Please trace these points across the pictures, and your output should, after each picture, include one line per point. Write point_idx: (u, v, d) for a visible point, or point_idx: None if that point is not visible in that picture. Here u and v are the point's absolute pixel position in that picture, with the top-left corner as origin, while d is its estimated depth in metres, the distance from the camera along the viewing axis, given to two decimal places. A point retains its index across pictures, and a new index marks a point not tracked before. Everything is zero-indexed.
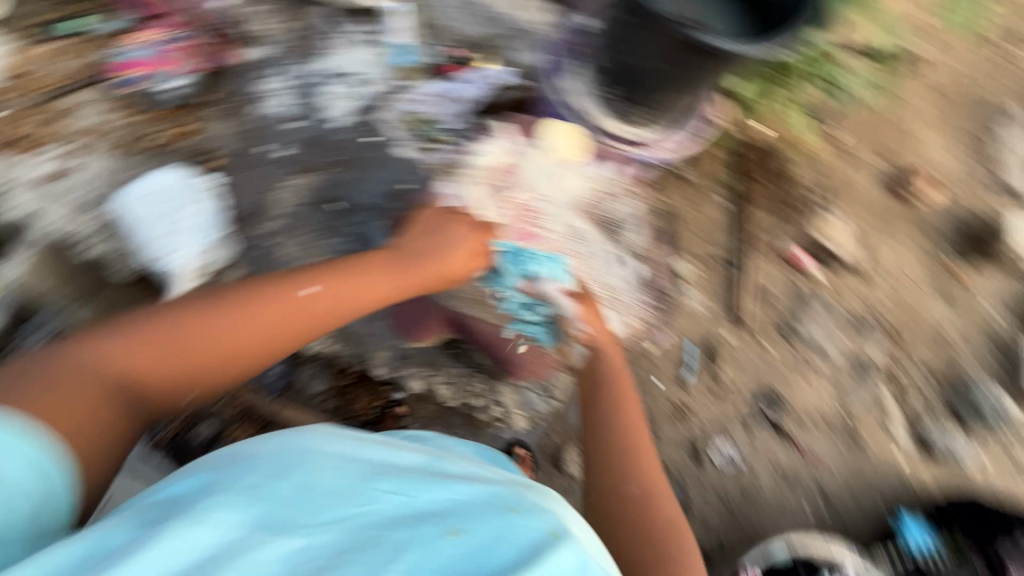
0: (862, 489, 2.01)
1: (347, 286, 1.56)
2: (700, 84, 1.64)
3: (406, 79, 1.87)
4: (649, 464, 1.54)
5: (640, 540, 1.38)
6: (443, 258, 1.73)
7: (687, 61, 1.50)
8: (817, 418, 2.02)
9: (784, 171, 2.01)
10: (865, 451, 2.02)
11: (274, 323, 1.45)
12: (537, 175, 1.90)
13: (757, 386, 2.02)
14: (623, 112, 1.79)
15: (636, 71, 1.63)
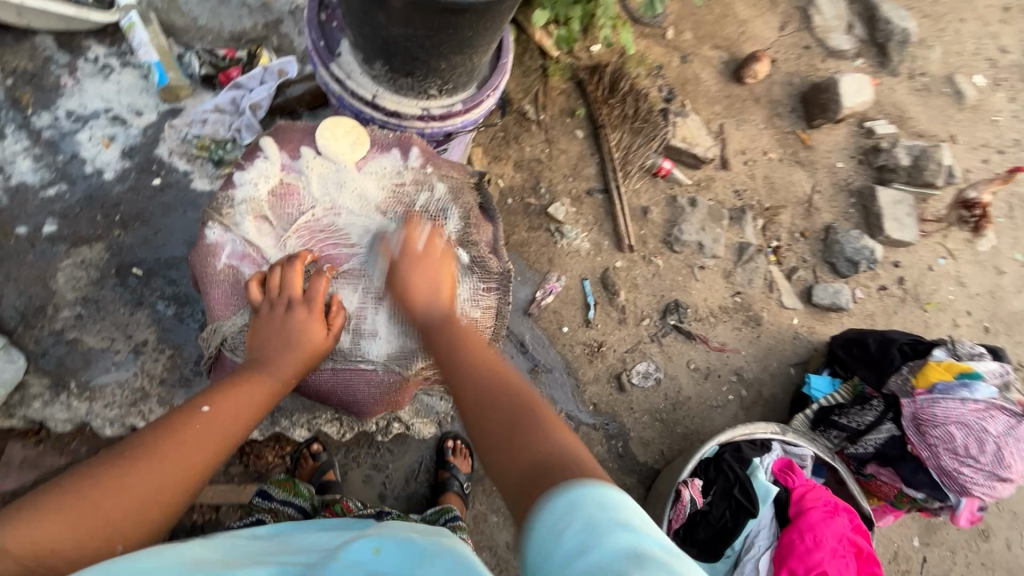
0: (770, 358, 2.22)
1: (248, 385, 1.06)
2: (484, 45, 1.24)
3: (176, 99, 1.59)
4: (504, 383, 0.99)
5: (485, 401, 0.97)
6: (294, 340, 1.13)
7: (449, 25, 1.12)
8: (713, 306, 2.17)
9: (631, 87, 2.18)
10: (761, 324, 2.23)
11: (201, 447, 0.95)
12: (324, 185, 1.34)
13: (656, 301, 2.09)
14: (418, 89, 1.34)
15: (398, 45, 1.20)
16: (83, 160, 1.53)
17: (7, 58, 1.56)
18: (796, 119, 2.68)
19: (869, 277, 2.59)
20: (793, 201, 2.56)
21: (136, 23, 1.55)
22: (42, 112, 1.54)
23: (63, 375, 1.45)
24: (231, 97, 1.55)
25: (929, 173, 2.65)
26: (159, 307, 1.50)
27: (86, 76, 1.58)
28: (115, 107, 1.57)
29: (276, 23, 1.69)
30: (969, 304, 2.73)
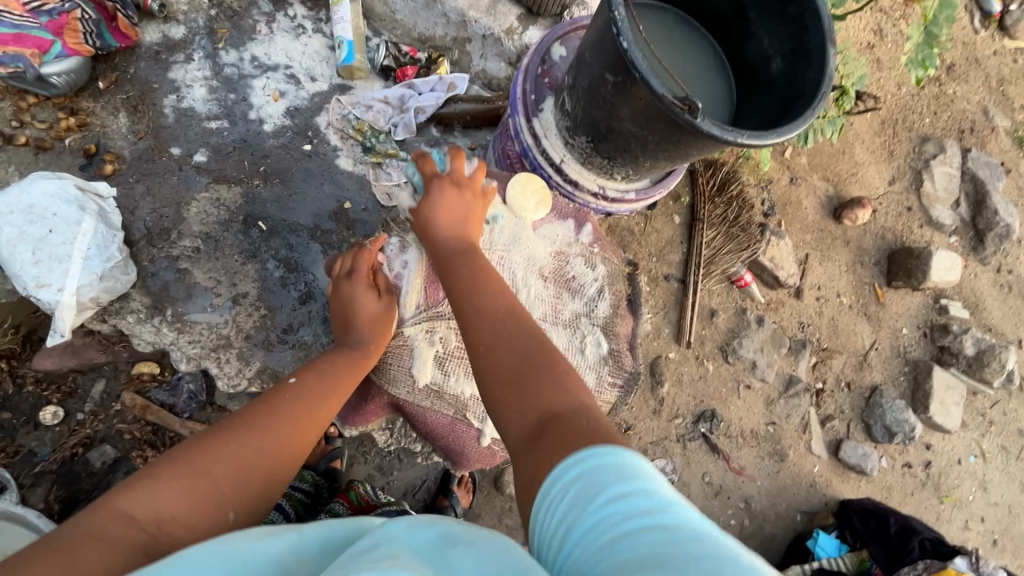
0: (782, 496, 2.18)
1: (338, 369, 1.22)
2: (691, 161, 1.32)
3: (350, 78, 1.66)
4: (518, 364, 0.98)
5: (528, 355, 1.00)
6: (372, 328, 1.27)
7: (679, 142, 1.20)
8: (746, 429, 2.15)
9: (740, 193, 2.21)
10: (785, 460, 2.20)
11: (292, 423, 1.09)
12: (501, 236, 1.39)
13: (694, 404, 2.08)
14: (604, 170, 1.42)
15: (620, 136, 1.28)
16: (251, 107, 1.58)
17: None
18: (878, 273, 2.67)
19: (898, 450, 2.55)
20: (850, 350, 2.54)
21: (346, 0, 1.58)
22: (230, 50, 1.60)
23: (163, 302, 1.43)
24: (401, 95, 1.65)
25: (989, 370, 2.62)
26: (269, 266, 1.50)
27: (281, 31, 1.64)
28: (295, 67, 1.64)
29: (465, 40, 1.74)
30: (984, 510, 2.66)
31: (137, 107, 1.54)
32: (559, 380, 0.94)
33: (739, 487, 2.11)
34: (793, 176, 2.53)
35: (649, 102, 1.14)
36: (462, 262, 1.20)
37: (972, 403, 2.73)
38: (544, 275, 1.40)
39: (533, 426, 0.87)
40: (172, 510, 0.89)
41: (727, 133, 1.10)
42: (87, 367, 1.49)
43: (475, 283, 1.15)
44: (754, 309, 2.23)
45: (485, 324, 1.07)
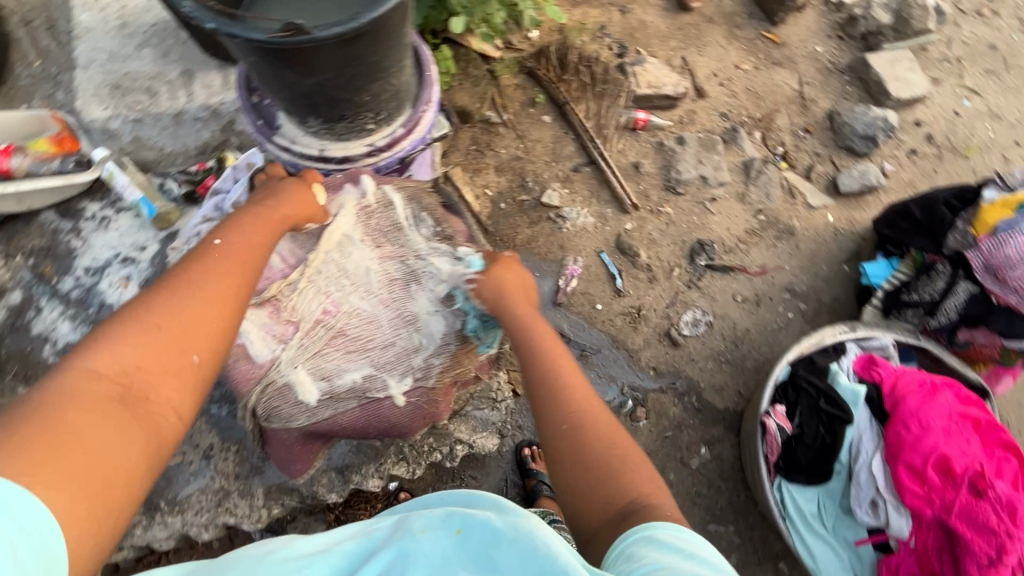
0: (815, 262, 2.11)
1: (237, 252, 0.96)
2: (397, 63, 1.13)
3: (170, 224, 1.52)
4: (593, 441, 0.91)
5: (575, 422, 0.94)
6: (286, 202, 1.08)
7: (353, 59, 1.01)
8: (740, 234, 2.10)
9: (581, 56, 2.20)
10: (795, 232, 2.14)
11: (227, 280, 0.92)
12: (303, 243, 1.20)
13: (680, 248, 2.04)
14: (355, 129, 1.25)
15: (315, 95, 1.08)
16: (110, 307, 1.45)
17: (22, 241, 1.51)
18: (758, 23, 2.58)
19: (894, 147, 2.43)
20: (784, 102, 2.46)
21: (114, 169, 1.49)
22: (64, 277, 1.47)
23: (152, 497, 1.35)
24: (215, 204, 1.33)
25: (915, 20, 2.50)
26: (215, 410, 1.40)
27: (90, 231, 1.52)
28: (122, 248, 1.50)
29: (229, 122, 1.63)
30: (1012, 134, 2.51)
31: (26, 378, 1.38)
32: (614, 478, 0.87)
33: (772, 284, 2.06)
34: (621, 5, 2.48)
35: (278, 57, 0.94)
36: (547, 359, 1.02)
37: (927, 57, 2.60)
38: (361, 240, 1.21)
39: (616, 517, 0.83)
40: (139, 362, 0.79)
41: (352, 21, 0.91)
42: None
43: (552, 394, 0.98)
44: (668, 135, 2.19)
45: (572, 446, 0.91)
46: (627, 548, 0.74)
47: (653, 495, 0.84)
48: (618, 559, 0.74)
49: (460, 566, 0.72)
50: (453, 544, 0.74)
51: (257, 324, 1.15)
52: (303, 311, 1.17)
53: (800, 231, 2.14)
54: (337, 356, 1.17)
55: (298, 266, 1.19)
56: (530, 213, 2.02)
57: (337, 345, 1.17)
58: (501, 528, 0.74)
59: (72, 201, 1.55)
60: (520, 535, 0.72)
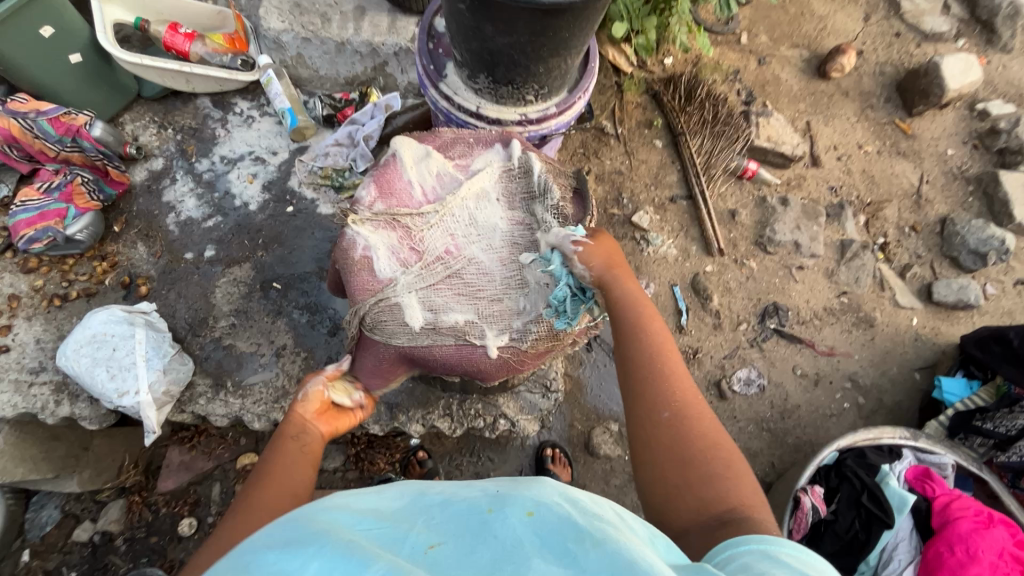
0: (887, 362, 2.03)
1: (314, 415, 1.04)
2: (579, 45, 1.19)
3: (303, 139, 1.65)
4: (693, 440, 0.83)
5: (675, 414, 0.86)
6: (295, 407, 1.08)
7: (548, 29, 1.07)
8: (817, 309, 2.04)
9: (709, 93, 2.20)
10: (875, 325, 2.07)
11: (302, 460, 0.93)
12: (446, 186, 1.24)
13: (753, 305, 2.01)
14: (515, 96, 1.31)
15: (501, 55, 1.17)
16: (233, 196, 1.58)
17: (177, 119, 1.67)
18: (894, 109, 2.51)
19: (1002, 271, 2.30)
20: (899, 194, 2.37)
21: (273, 77, 1.63)
22: (202, 159, 1.61)
23: (222, 376, 1.39)
24: (347, 131, 1.57)
25: None
26: (295, 315, 1.45)
27: (235, 127, 1.66)
28: (257, 149, 1.63)
29: (383, 64, 1.71)
30: None
31: (148, 234, 1.54)
32: (707, 484, 0.79)
33: (836, 368, 2.00)
34: (761, 56, 2.46)
35: (492, 9, 1.05)
36: (652, 350, 0.93)
37: None
38: (497, 198, 1.24)
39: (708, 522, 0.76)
40: (249, 541, 0.77)
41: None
42: (201, 477, 1.67)
43: (643, 392, 0.90)
44: (773, 193, 2.16)
45: (662, 447, 0.84)
46: (739, 559, 0.61)
47: (754, 511, 0.76)
48: (727, 566, 0.62)
49: (533, 552, 0.55)
50: (523, 526, 0.59)
51: (385, 241, 1.20)
52: (428, 245, 1.20)
53: (880, 325, 2.07)
54: (450, 295, 1.20)
55: (436, 204, 1.23)
56: (615, 227, 2.04)
57: (450, 284, 1.20)
58: (584, 524, 0.60)
59: (225, 95, 1.70)
60: (605, 539, 0.58)
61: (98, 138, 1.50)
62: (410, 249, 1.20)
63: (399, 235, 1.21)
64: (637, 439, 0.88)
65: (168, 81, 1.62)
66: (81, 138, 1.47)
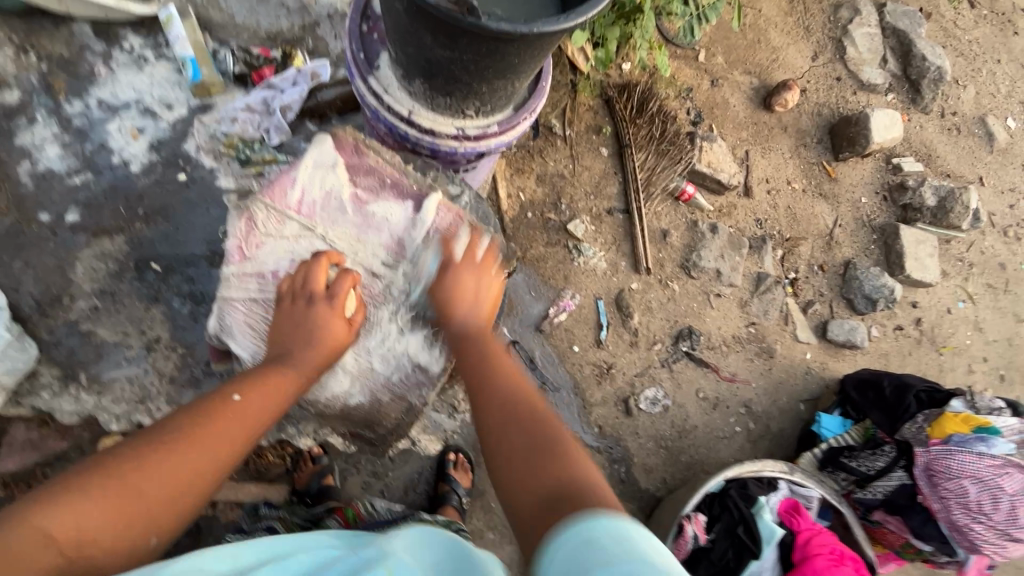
0: (780, 393, 2.16)
1: (275, 377, 1.04)
2: (527, 72, 1.12)
3: (208, 95, 1.55)
4: (530, 416, 0.95)
5: (514, 408, 0.97)
6: (317, 337, 1.11)
7: (496, 52, 1.00)
8: (727, 337, 2.13)
9: (661, 108, 2.17)
10: (774, 357, 2.18)
11: (228, 440, 0.92)
12: (325, 207, 1.28)
13: (669, 326, 2.06)
14: (454, 108, 1.21)
15: (441, 67, 1.08)
16: (111, 151, 1.49)
17: (44, 43, 1.52)
18: (823, 151, 2.63)
19: (886, 316, 2.52)
20: (815, 233, 2.51)
21: (175, 16, 1.52)
22: (74, 100, 1.49)
23: (75, 368, 1.37)
24: (263, 98, 1.53)
25: (954, 215, 2.57)
26: (175, 304, 1.44)
27: (121, 67, 1.54)
28: (146, 99, 1.53)
29: (314, 24, 1.64)
30: (985, 350, 2.62)
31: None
32: (548, 460, 0.86)
33: (736, 393, 2.11)
34: (713, 78, 2.47)
35: (433, 22, 0.97)
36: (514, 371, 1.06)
37: (948, 251, 2.69)
38: (371, 255, 1.28)
39: (548, 493, 0.82)
40: (97, 526, 0.77)
41: (523, 26, 0.93)
42: (53, 457, 1.40)
43: (483, 377, 1.05)
44: (704, 218, 2.20)
45: (497, 442, 0.93)
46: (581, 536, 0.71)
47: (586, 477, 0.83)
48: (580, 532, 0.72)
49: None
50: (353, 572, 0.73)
51: (246, 237, 1.24)
52: (261, 260, 1.23)
53: (778, 357, 2.19)
54: (242, 320, 1.21)
55: (304, 219, 1.26)
56: (550, 231, 2.00)
57: (250, 309, 1.22)
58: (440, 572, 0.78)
59: (112, 26, 1.56)
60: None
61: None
62: (242, 248, 1.23)
63: (246, 229, 1.23)
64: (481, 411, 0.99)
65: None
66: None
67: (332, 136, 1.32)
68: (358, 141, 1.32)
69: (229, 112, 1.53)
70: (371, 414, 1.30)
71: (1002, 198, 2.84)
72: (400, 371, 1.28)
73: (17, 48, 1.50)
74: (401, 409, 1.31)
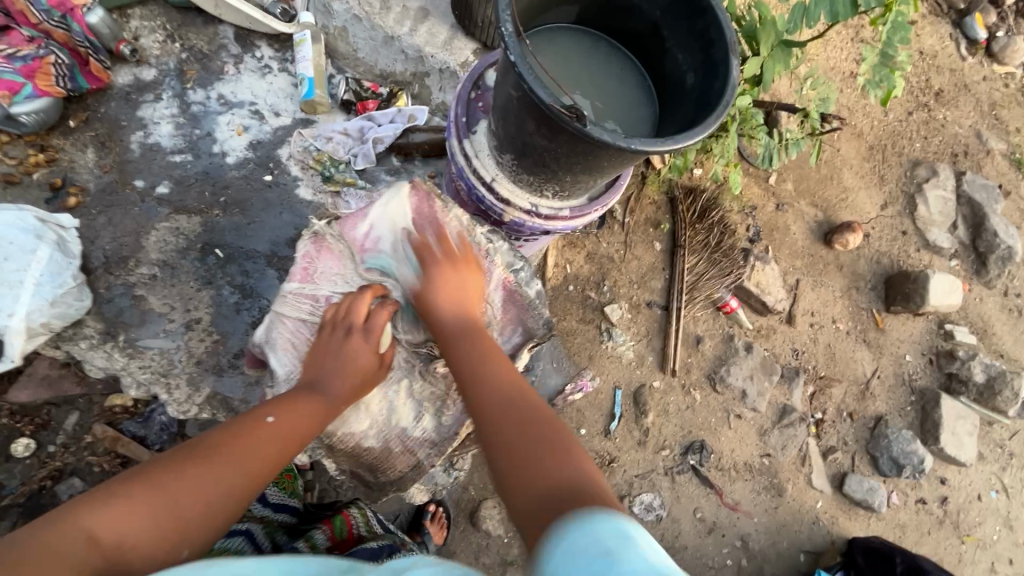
0: (781, 537, 2.03)
1: (309, 405, 1.07)
2: (611, 174, 1.18)
3: (313, 113, 1.68)
4: (522, 401, 0.98)
5: (509, 405, 0.98)
6: (354, 368, 1.14)
7: (589, 153, 1.07)
8: (739, 462, 2.05)
9: (722, 219, 2.19)
10: (784, 498, 2.07)
11: (265, 458, 0.96)
12: (386, 248, 1.31)
13: (682, 435, 2.00)
14: (533, 187, 1.27)
15: (534, 151, 1.15)
16: (215, 141, 1.61)
17: (189, 36, 1.69)
18: (875, 298, 2.59)
19: (910, 485, 2.38)
20: (851, 378, 2.43)
21: (307, 39, 1.64)
22: (199, 90, 1.64)
23: (117, 327, 1.43)
24: (360, 126, 1.65)
25: (1001, 399, 2.45)
26: (225, 292, 1.50)
27: (247, 70, 1.69)
28: (260, 103, 1.67)
29: (424, 74, 1.72)
30: (1012, 551, 2.42)
31: (103, 144, 1.58)
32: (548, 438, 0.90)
33: (735, 523, 2.00)
34: (779, 202, 2.51)
35: (541, 115, 1.05)
36: (507, 374, 1.05)
37: (988, 434, 2.55)
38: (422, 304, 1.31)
39: (550, 497, 0.79)
40: (124, 534, 0.79)
41: (623, 141, 0.99)
42: (62, 399, 1.47)
43: (469, 367, 1.07)
44: (741, 334, 2.17)
45: (489, 401, 0.99)
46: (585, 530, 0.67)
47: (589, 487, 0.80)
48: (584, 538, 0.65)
49: None
50: None
51: (314, 257, 1.32)
52: (318, 285, 1.29)
53: (789, 497, 2.07)
54: (286, 338, 1.26)
55: (365, 253, 1.32)
56: (586, 309, 2.01)
57: (296, 329, 1.27)
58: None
59: (251, 34, 1.72)
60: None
61: (91, 25, 1.55)
62: (305, 270, 1.31)
63: (313, 252, 1.32)
64: (476, 423, 0.98)
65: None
66: (73, 17, 1.52)
67: (411, 181, 1.38)
68: (432, 191, 1.36)
69: (325, 129, 1.65)
70: (382, 459, 1.34)
71: None
72: (422, 429, 1.33)
73: (165, 34, 1.68)
74: (409, 464, 1.36)
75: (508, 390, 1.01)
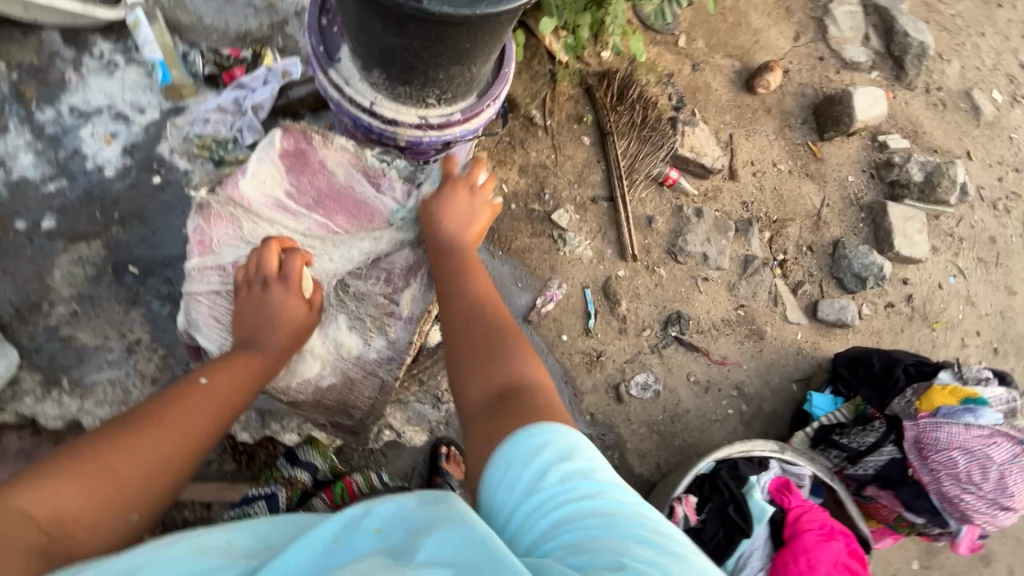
0: (771, 374, 2.16)
1: (243, 364, 1.10)
2: (483, 56, 1.13)
3: (180, 98, 1.57)
4: (497, 320, 1.06)
5: (471, 319, 1.06)
6: (281, 322, 1.16)
7: (445, 37, 1.02)
8: (717, 320, 2.14)
9: (641, 94, 2.15)
10: (765, 339, 2.19)
11: (204, 417, 1.00)
12: (276, 197, 1.31)
13: (657, 312, 2.07)
14: (415, 98, 1.23)
15: (394, 55, 1.10)
16: (85, 157, 1.51)
17: (13, 52, 1.54)
18: (808, 131, 2.62)
19: (877, 293, 2.52)
20: (802, 214, 2.51)
21: (142, 19, 1.54)
22: (46, 107, 1.51)
23: (57, 372, 1.39)
24: (234, 97, 1.55)
25: (942, 190, 2.55)
26: (155, 306, 1.46)
27: (91, 72, 1.56)
28: (118, 104, 1.55)
29: (282, 22, 1.67)
30: (977, 324, 2.62)
31: None
32: (500, 366, 0.95)
33: (727, 375, 2.11)
34: (693, 62, 2.47)
35: (381, 10, 0.99)
36: (484, 293, 1.13)
37: (938, 226, 2.67)
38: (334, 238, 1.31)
39: (493, 396, 0.89)
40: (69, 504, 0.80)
41: (467, 10, 0.94)
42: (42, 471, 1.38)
43: (445, 279, 1.17)
44: (688, 201, 2.19)
45: (459, 305, 1.10)
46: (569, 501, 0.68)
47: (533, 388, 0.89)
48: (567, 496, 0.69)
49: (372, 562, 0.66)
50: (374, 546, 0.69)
51: (208, 229, 1.27)
52: (219, 253, 1.26)
53: (769, 337, 2.19)
54: (207, 314, 1.24)
55: (257, 209, 1.29)
56: (533, 220, 2.00)
57: (214, 302, 1.25)
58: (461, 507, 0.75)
59: (81, 32, 1.58)
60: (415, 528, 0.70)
61: None
62: (202, 244, 1.27)
63: (203, 225, 1.28)
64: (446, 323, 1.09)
65: (2, 6, 1.47)
66: None
67: (283, 127, 1.37)
68: (306, 128, 1.36)
69: (201, 111, 1.56)
70: (347, 396, 1.32)
71: (990, 172, 2.82)
72: (376, 351, 1.32)
73: None
74: (375, 387, 1.33)
75: (489, 326, 1.04)
